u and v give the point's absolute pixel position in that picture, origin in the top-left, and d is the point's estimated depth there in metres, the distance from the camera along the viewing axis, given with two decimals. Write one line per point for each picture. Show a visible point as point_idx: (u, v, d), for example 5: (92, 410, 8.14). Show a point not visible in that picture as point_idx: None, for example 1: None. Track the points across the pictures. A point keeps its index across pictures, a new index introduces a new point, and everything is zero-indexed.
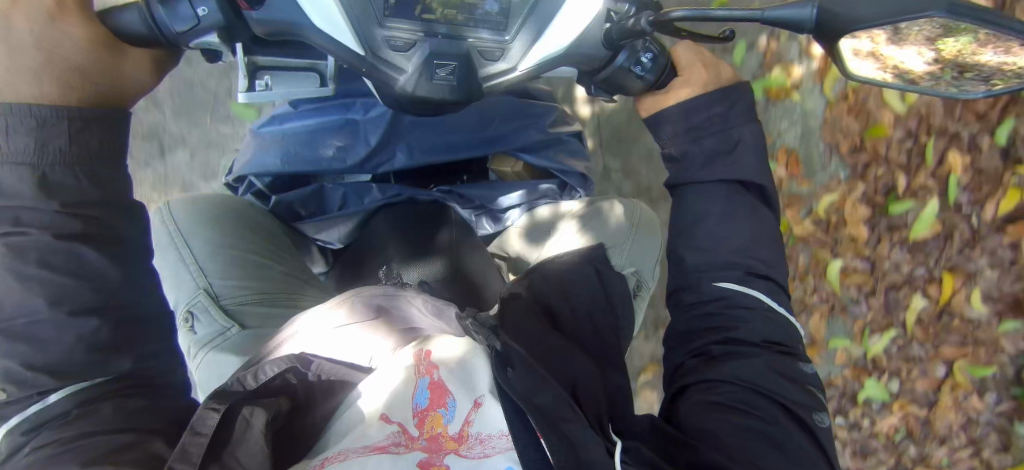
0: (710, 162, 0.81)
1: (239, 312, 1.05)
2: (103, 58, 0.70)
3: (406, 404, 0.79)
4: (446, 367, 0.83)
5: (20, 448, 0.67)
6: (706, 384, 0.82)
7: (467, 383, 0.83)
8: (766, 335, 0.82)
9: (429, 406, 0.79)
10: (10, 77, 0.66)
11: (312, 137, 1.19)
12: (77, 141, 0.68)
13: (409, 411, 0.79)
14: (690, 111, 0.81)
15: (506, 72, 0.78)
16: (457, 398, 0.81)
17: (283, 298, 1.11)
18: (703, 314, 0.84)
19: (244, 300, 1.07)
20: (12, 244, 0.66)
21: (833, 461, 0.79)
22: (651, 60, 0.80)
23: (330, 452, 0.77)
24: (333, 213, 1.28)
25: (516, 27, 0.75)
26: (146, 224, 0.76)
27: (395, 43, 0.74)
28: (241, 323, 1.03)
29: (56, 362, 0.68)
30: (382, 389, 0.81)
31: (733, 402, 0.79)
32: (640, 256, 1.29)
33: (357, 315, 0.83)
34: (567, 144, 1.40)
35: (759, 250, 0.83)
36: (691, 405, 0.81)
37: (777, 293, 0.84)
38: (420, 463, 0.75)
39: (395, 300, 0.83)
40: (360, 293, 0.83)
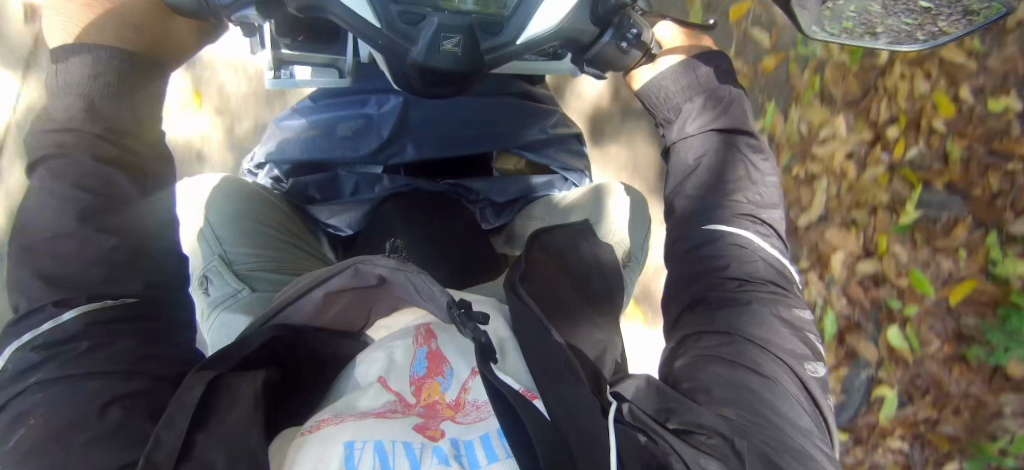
0: (696, 121, 0.93)
1: (248, 277, 1.17)
2: (152, 15, 0.86)
3: (402, 375, 0.89)
4: (441, 337, 0.93)
5: (31, 365, 0.72)
6: (696, 334, 0.86)
7: (460, 354, 0.91)
8: (757, 276, 0.87)
9: (426, 376, 0.89)
10: (89, 28, 0.84)
11: (332, 129, 1.33)
12: (123, 81, 0.82)
13: (406, 380, 0.88)
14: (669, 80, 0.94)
15: (507, 45, 0.87)
16: (452, 367, 0.90)
17: (289, 265, 1.22)
18: (697, 256, 0.89)
19: (255, 266, 1.19)
20: (54, 167, 0.77)
21: (825, 409, 0.83)
22: (634, 36, 0.92)
23: (329, 416, 0.82)
24: (347, 199, 1.37)
25: (513, 3, 0.84)
26: (171, 161, 0.87)
27: (406, 17, 0.84)
28: (250, 287, 1.16)
29: (74, 277, 0.75)
30: (382, 360, 0.90)
31: (726, 353, 0.82)
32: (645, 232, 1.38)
33: (356, 281, 0.86)
34: (568, 145, 1.50)
35: (744, 201, 0.90)
36: (688, 356, 0.85)
37: (768, 237, 0.90)
38: (415, 427, 0.81)
39: (396, 273, 0.84)
40: (363, 261, 0.84)
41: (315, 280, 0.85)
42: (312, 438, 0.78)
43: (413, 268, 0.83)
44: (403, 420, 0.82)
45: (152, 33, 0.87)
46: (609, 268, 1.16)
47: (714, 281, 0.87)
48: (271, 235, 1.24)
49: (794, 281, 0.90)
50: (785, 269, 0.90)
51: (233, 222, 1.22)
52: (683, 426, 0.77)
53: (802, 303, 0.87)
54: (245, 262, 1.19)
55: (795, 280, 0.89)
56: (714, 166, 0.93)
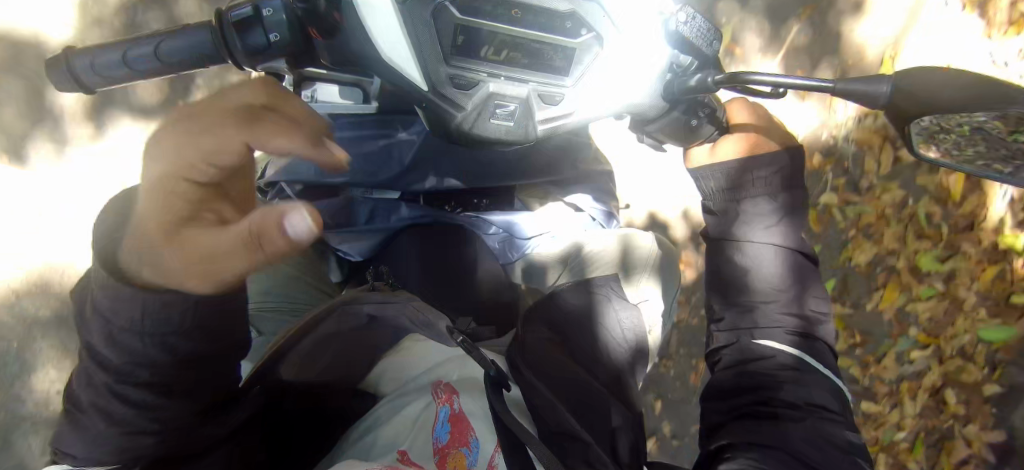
0: (759, 223, 0.82)
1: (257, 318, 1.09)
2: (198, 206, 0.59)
3: (423, 440, 0.80)
4: (463, 397, 0.85)
5: None
6: (743, 442, 0.76)
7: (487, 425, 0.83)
8: (812, 400, 0.78)
9: (450, 444, 0.80)
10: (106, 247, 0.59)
11: (349, 153, 1.22)
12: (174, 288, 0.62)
13: (428, 447, 0.79)
14: (734, 170, 0.82)
15: (564, 115, 0.79)
16: (479, 437, 0.81)
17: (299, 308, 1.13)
18: (746, 371, 0.81)
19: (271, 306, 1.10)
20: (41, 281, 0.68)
21: None
22: (707, 115, 0.81)
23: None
24: (361, 227, 1.26)
25: (578, 73, 0.74)
26: None
27: (458, 81, 0.74)
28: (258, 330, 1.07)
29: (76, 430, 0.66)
30: (403, 429, 0.82)
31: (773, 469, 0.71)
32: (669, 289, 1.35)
33: (343, 323, 0.84)
34: (598, 182, 1.41)
35: (801, 311, 0.82)
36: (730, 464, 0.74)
37: (825, 358, 0.82)
38: None
39: (385, 308, 0.85)
40: (347, 304, 0.83)
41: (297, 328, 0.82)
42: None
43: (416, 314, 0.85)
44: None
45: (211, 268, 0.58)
46: (625, 327, 1.08)
47: (767, 396, 0.79)
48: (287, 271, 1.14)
49: (848, 408, 0.81)
50: (842, 395, 0.81)
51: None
52: None
53: (855, 430, 0.78)
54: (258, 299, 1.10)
55: (849, 407, 0.81)
56: (771, 274, 0.82)
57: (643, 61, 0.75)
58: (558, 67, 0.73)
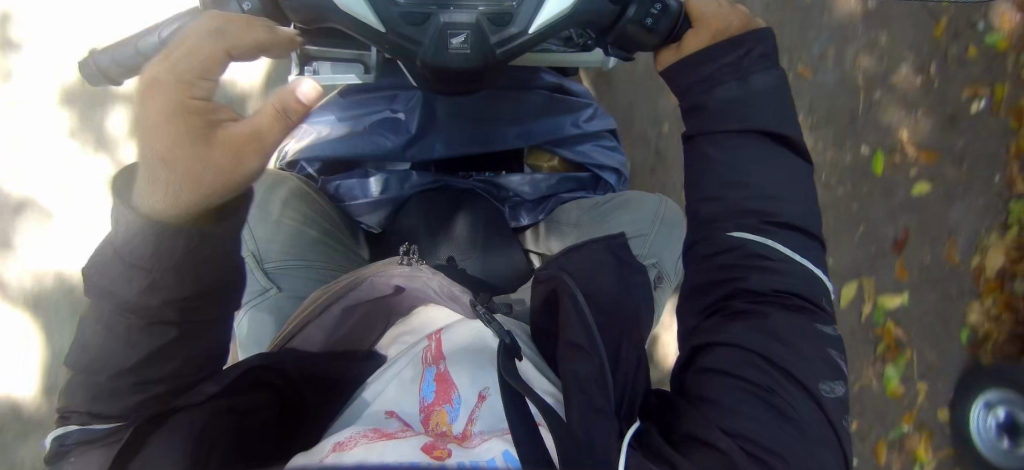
0: (727, 110, 0.80)
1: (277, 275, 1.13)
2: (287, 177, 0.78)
3: (413, 398, 0.88)
4: (451, 359, 0.91)
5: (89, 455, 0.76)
6: (709, 345, 0.75)
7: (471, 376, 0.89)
8: (778, 287, 0.76)
9: (435, 402, 0.87)
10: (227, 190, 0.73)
11: (359, 127, 1.28)
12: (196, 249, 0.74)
13: (416, 405, 0.87)
14: (699, 62, 0.81)
15: (518, 36, 0.81)
16: (461, 393, 0.88)
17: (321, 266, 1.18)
18: (719, 265, 0.79)
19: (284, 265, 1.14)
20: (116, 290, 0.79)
21: (846, 437, 0.72)
22: (662, 11, 0.81)
23: (340, 440, 0.78)
24: (377, 197, 1.31)
25: None
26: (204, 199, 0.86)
27: (409, 17, 0.80)
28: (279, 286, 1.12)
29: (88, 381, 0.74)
30: (396, 378, 0.90)
31: (734, 367, 0.71)
32: (678, 244, 1.26)
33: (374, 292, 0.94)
34: (604, 140, 1.38)
35: (779, 197, 0.79)
36: (699, 368, 0.74)
37: (800, 245, 0.79)
38: (425, 446, 0.77)
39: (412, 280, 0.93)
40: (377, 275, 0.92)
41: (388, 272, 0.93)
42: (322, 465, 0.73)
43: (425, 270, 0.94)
44: (412, 443, 0.77)
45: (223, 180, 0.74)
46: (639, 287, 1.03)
47: (734, 291, 0.77)
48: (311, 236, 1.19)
49: (825, 295, 0.79)
50: (819, 281, 0.79)
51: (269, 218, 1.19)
52: (691, 445, 0.69)
53: (829, 318, 0.77)
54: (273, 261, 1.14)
55: (825, 296, 0.79)
56: (739, 163, 0.79)
57: None
58: None
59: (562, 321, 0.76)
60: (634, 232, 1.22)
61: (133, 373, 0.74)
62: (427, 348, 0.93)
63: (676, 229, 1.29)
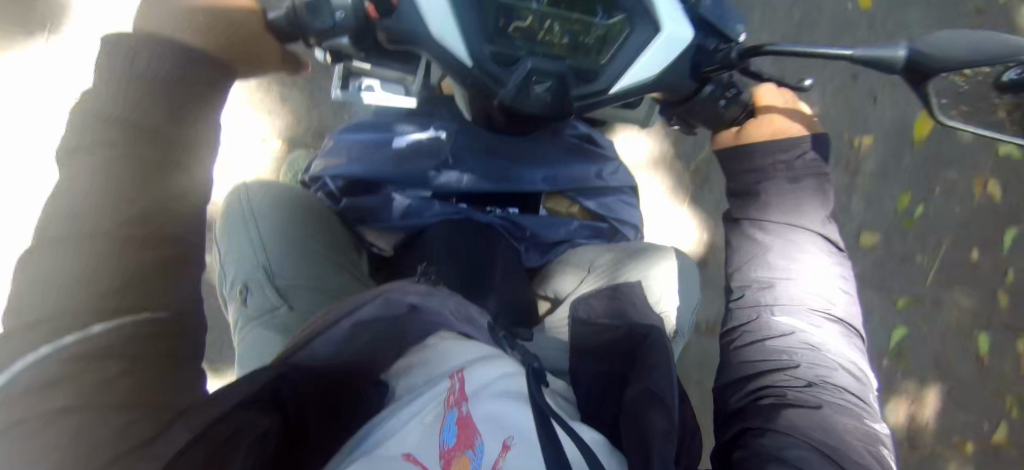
0: (781, 199, 0.84)
1: (289, 293, 1.03)
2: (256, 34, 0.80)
3: (432, 442, 0.82)
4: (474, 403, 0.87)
5: None
6: (762, 432, 0.77)
7: (494, 425, 0.86)
8: (828, 379, 0.79)
9: (456, 447, 0.82)
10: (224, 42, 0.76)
11: (389, 147, 1.28)
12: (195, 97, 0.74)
13: (436, 450, 0.82)
14: (756, 153, 0.86)
15: (599, 93, 0.84)
16: (484, 440, 0.83)
17: (333, 278, 1.05)
18: (767, 351, 0.81)
19: (297, 282, 1.04)
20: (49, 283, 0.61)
21: None
22: (734, 96, 0.86)
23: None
24: (397, 221, 1.29)
25: (613, 52, 0.81)
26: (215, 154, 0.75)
27: (500, 58, 0.81)
28: (290, 305, 1.02)
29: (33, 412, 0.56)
30: (413, 414, 0.86)
31: (791, 456, 0.72)
32: (691, 302, 1.25)
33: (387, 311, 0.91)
34: (623, 196, 1.43)
35: (822, 290, 0.83)
36: (753, 453, 0.75)
37: (847, 337, 0.82)
38: None
39: (429, 298, 0.91)
40: (394, 290, 0.88)
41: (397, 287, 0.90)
42: None
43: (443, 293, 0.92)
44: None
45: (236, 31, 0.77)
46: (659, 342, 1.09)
47: (784, 378, 0.79)
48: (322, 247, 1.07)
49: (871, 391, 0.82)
50: (863, 378, 0.82)
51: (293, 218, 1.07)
52: None
53: (878, 415, 0.80)
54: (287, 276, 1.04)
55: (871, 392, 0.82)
56: (789, 253, 0.83)
57: (674, 35, 0.79)
58: (588, 46, 0.81)
59: (641, 366, 0.89)
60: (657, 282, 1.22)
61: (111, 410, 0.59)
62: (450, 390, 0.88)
63: (691, 285, 1.28)
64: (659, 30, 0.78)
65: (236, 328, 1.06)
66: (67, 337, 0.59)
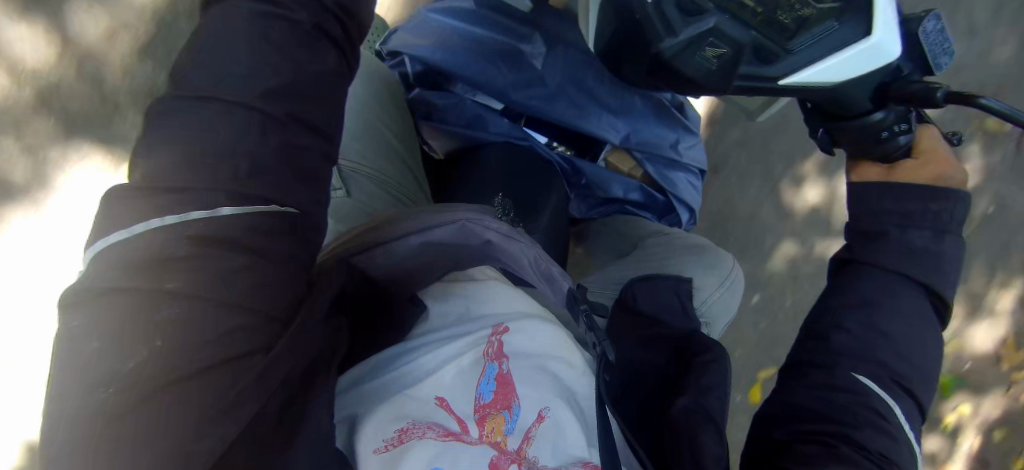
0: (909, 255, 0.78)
1: (350, 178, 0.93)
2: None
3: (468, 394, 0.79)
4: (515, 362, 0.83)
5: None
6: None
7: (533, 388, 0.81)
8: (886, 452, 0.73)
9: (491, 403, 0.79)
10: None
11: (478, 46, 1.15)
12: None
13: (471, 403, 0.78)
14: (904, 197, 0.79)
15: (767, 80, 0.74)
16: (522, 404, 0.79)
17: (398, 177, 1.00)
18: (830, 401, 0.76)
19: (362, 169, 0.95)
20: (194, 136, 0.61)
21: None
22: (904, 134, 0.77)
23: (403, 423, 0.73)
24: (459, 128, 1.19)
25: (804, 40, 0.71)
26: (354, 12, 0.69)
27: (685, 5, 0.71)
28: (348, 189, 0.92)
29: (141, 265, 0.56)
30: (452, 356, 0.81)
31: None
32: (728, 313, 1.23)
33: (459, 237, 0.76)
34: (690, 177, 1.34)
35: (913, 360, 0.78)
36: None
37: (913, 417, 0.77)
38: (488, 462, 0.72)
39: (508, 241, 0.76)
40: (474, 219, 0.74)
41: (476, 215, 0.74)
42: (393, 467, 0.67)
43: (526, 238, 0.77)
44: (477, 456, 0.72)
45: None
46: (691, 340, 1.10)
47: (842, 430, 0.74)
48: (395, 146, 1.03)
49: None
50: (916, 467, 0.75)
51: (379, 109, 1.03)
52: None
53: None
54: (354, 159, 0.95)
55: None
56: (891, 313, 0.78)
57: (879, 45, 0.70)
58: (783, 24, 0.70)
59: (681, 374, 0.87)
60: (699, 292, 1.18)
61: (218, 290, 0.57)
62: (490, 340, 0.83)
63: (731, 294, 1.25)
64: (869, 36, 0.69)
65: None
66: (198, 213, 0.58)
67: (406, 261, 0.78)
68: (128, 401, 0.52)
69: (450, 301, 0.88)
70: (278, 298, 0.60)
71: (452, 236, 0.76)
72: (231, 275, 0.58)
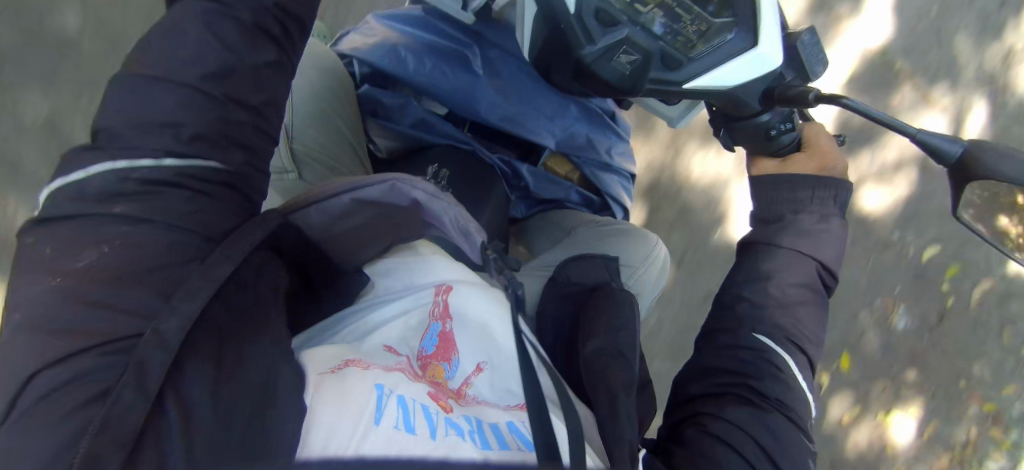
0: (800, 234, 0.90)
1: (302, 162, 0.98)
2: None
3: (413, 346, 0.89)
4: (459, 323, 0.93)
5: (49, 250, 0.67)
6: (709, 419, 0.83)
7: (471, 344, 0.91)
8: (782, 396, 0.84)
9: (433, 356, 0.88)
10: None
11: (424, 51, 1.24)
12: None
13: (415, 353, 0.88)
14: (796, 185, 0.90)
15: (673, 84, 0.86)
16: (461, 358, 0.89)
17: (344, 165, 1.03)
18: (733, 356, 0.88)
19: (314, 152, 0.99)
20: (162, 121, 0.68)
21: None
22: (787, 130, 0.90)
23: (350, 358, 0.79)
24: (404, 128, 1.27)
25: (703, 49, 0.83)
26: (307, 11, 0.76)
27: (601, 16, 0.80)
28: (300, 174, 0.97)
29: (97, 194, 0.65)
30: (397, 318, 0.91)
31: (725, 441, 0.79)
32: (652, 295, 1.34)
33: (388, 197, 0.88)
34: (621, 177, 1.46)
35: (808, 325, 0.89)
36: (696, 434, 0.82)
37: (805, 367, 0.88)
38: (429, 393, 0.78)
39: (431, 200, 0.88)
40: (402, 180, 0.86)
41: (404, 178, 0.86)
42: (331, 380, 0.72)
43: (448, 199, 0.90)
44: (418, 385, 0.78)
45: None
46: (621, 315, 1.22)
47: (744, 384, 0.85)
48: (342, 129, 1.06)
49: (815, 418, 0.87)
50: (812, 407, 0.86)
51: (326, 89, 1.05)
52: None
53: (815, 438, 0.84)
54: (306, 143, 1.00)
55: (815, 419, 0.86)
56: (785, 282, 0.90)
57: (763, 54, 0.82)
58: (685, 36, 0.82)
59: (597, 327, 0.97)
60: (629, 264, 1.28)
61: (162, 213, 0.67)
62: (435, 303, 0.93)
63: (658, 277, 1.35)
64: (754, 47, 0.82)
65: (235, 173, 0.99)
66: (141, 162, 0.67)
67: (340, 220, 0.89)
68: (79, 308, 0.60)
69: (392, 272, 0.98)
70: (209, 226, 0.69)
71: (382, 195, 0.88)
72: (172, 209, 0.67)
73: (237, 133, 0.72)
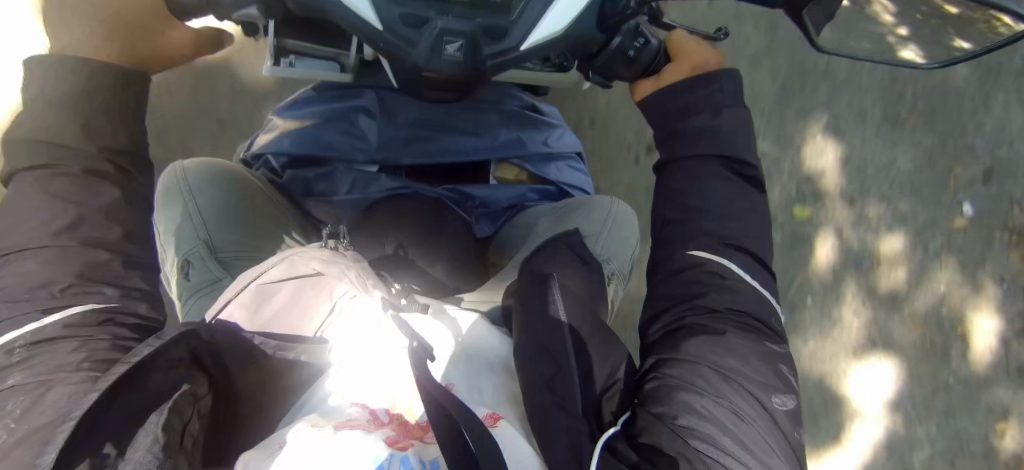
0: (700, 137, 0.87)
1: (230, 265, 1.16)
2: (151, 25, 0.86)
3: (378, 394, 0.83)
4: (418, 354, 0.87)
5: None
6: (667, 359, 0.83)
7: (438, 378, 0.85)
8: (733, 305, 0.84)
9: (400, 398, 0.83)
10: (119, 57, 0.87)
11: (331, 121, 1.30)
12: (105, 103, 0.86)
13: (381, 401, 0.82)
14: (674, 95, 0.89)
15: (511, 50, 0.85)
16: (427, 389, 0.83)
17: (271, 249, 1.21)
18: (680, 283, 0.86)
19: (237, 256, 1.17)
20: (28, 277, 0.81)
21: (794, 444, 0.79)
22: (645, 45, 0.89)
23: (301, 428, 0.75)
24: (342, 196, 1.31)
25: (520, 8, 0.82)
26: None
27: (408, 20, 0.82)
28: (232, 276, 1.14)
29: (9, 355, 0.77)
30: (351, 371, 0.87)
31: (686, 378, 0.80)
32: (627, 246, 1.34)
33: (294, 271, 0.90)
34: (568, 160, 1.47)
35: (739, 222, 0.87)
36: (658, 378, 0.82)
37: (754, 267, 0.87)
38: (386, 441, 0.73)
39: (331, 265, 0.87)
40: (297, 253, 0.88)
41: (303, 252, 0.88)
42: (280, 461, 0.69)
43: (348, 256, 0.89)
44: (372, 434, 0.73)
45: (134, 25, 0.85)
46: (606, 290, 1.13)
47: (692, 309, 0.85)
48: (260, 228, 1.20)
49: (776, 318, 0.87)
50: (770, 306, 0.87)
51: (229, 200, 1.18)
52: (650, 449, 0.76)
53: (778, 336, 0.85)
54: (226, 248, 1.17)
55: (776, 316, 0.87)
56: (709, 189, 0.87)
57: None
58: (496, 4, 0.82)
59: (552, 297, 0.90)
60: (590, 235, 1.29)
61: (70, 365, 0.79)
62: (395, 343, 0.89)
63: (627, 229, 1.35)
64: None
65: (180, 300, 1.14)
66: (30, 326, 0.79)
67: (265, 304, 0.91)
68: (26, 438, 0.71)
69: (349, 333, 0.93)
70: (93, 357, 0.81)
71: (286, 271, 0.89)
72: (65, 362, 0.79)
73: (105, 270, 0.85)
